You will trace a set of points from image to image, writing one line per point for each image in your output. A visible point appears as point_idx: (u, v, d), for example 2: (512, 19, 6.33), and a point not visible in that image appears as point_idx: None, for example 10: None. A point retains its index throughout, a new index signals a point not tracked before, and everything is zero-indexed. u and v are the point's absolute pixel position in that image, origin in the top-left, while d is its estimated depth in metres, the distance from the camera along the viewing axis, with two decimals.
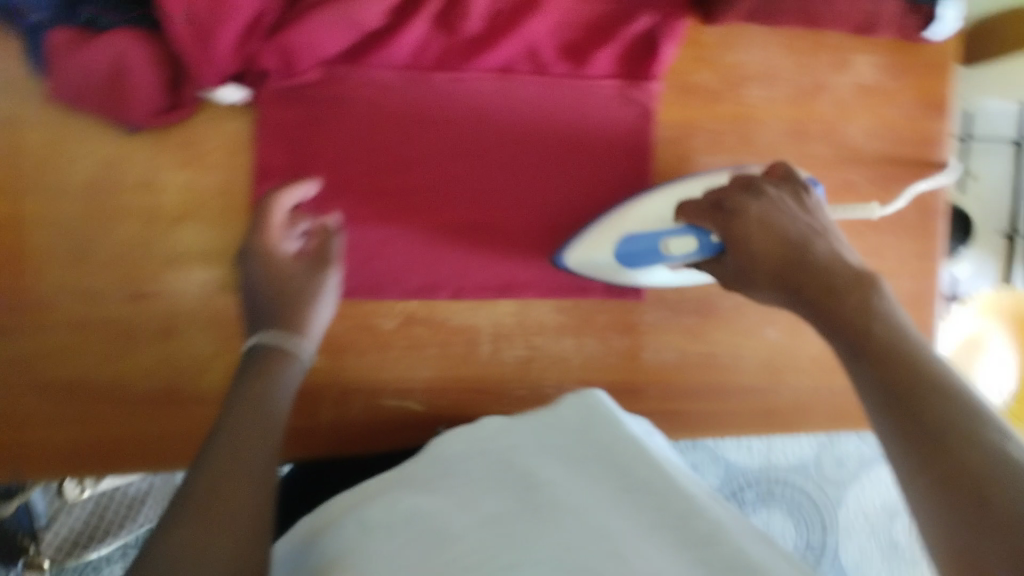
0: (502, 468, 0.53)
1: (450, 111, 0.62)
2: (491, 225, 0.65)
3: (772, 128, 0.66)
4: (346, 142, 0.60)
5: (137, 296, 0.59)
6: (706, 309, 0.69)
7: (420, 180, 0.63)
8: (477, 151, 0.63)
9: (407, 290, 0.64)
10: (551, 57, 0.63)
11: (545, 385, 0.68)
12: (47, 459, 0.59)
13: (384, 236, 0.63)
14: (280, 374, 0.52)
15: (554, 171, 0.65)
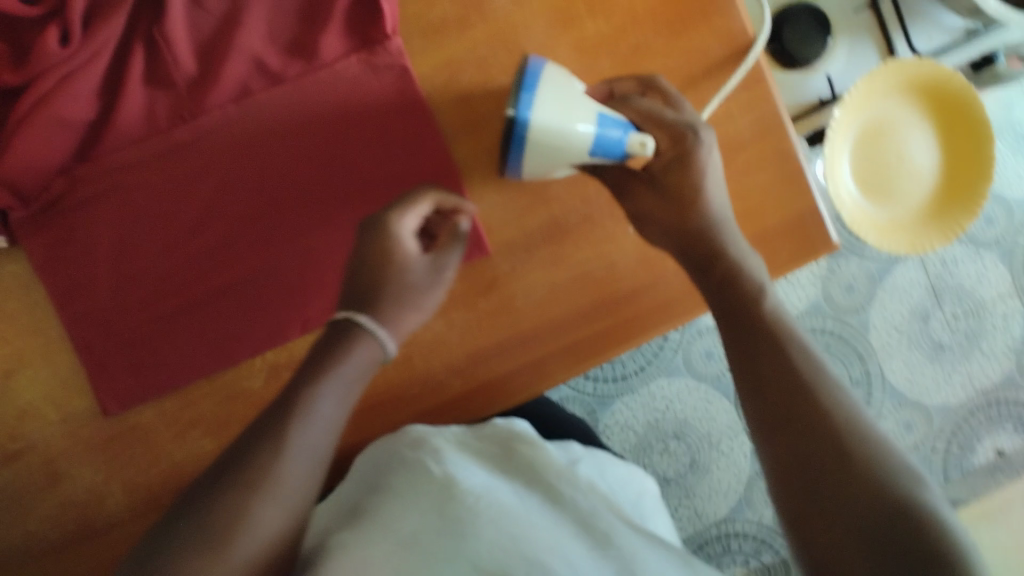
0: (426, 466, 0.57)
1: (207, 158, 0.60)
2: (303, 246, 0.61)
3: (533, 28, 0.62)
4: (122, 232, 0.60)
5: (12, 455, 0.61)
6: (558, 231, 0.65)
7: (212, 235, 0.61)
8: (255, 183, 0.61)
9: (254, 344, 0.61)
10: (278, 62, 0.60)
11: (435, 371, 0.65)
12: None
13: (206, 303, 0.61)
14: (356, 360, 0.52)
15: (343, 167, 0.61)
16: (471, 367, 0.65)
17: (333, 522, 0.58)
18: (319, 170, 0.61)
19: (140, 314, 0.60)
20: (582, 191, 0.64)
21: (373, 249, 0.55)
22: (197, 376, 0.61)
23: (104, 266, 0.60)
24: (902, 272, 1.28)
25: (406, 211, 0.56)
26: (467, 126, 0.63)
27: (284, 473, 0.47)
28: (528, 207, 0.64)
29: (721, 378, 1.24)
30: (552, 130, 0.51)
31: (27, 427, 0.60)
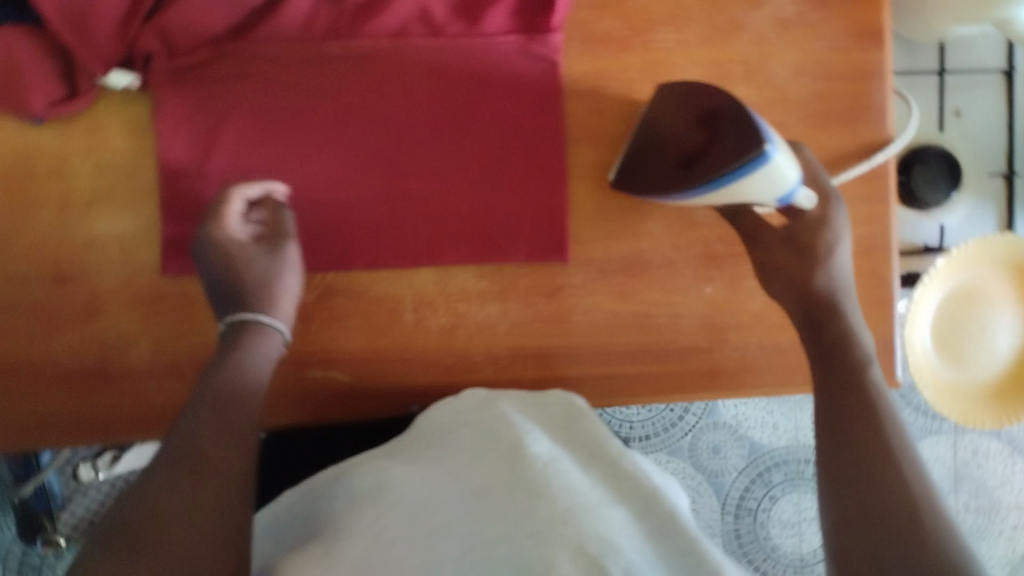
0: (496, 436, 0.55)
1: (348, 79, 0.62)
2: (400, 191, 0.63)
3: (686, 71, 0.63)
4: (245, 116, 0.61)
5: (61, 279, 0.62)
6: (637, 268, 0.65)
7: (325, 150, 0.63)
8: (382, 118, 0.63)
9: (322, 261, 0.64)
10: (444, 17, 0.62)
11: (474, 353, 0.65)
12: None
13: (293, 209, 0.63)
14: (255, 349, 0.56)
15: (465, 134, 0.63)
16: (507, 363, 0.65)
17: (392, 461, 0.55)
18: (444, 128, 0.63)
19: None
20: (675, 240, 0.64)
21: (211, 259, 0.59)
22: None
23: (218, 141, 0.62)
24: (931, 444, 1.24)
25: (226, 213, 0.59)
26: (591, 137, 0.64)
27: (207, 449, 0.48)
28: (619, 234, 0.65)
29: (719, 477, 1.23)
30: (777, 176, 0.48)
31: (89, 260, 0.62)
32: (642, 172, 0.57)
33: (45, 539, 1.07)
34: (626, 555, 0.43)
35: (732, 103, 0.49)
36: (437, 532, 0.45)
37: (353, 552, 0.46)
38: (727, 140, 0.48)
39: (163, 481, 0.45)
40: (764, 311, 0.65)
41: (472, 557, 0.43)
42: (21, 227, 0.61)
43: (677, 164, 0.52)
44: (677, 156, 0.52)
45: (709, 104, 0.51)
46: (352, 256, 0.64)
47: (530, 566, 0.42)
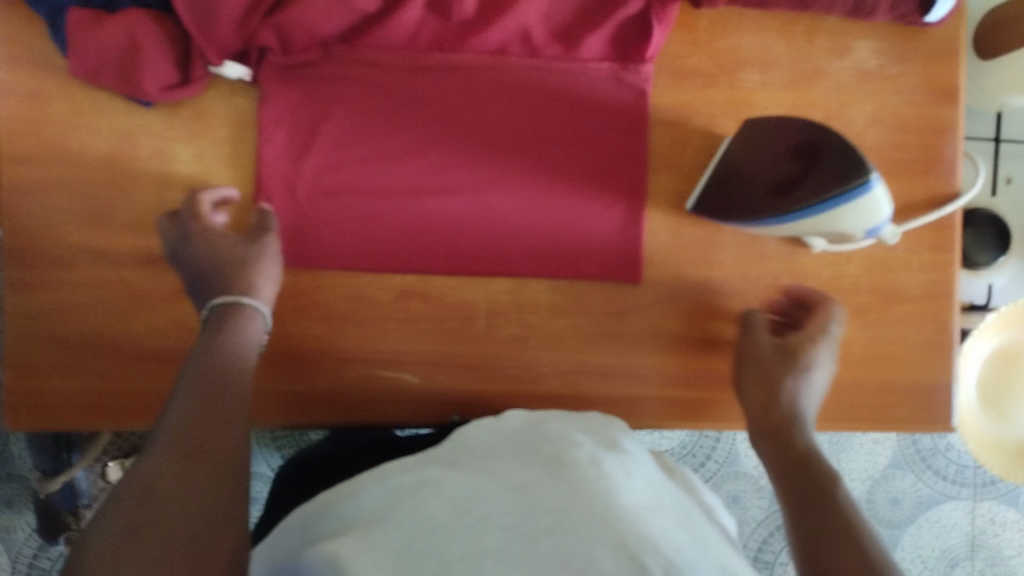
0: (537, 449, 0.51)
1: (446, 91, 0.65)
2: (486, 201, 0.65)
3: (768, 110, 0.66)
4: (345, 116, 0.64)
5: (149, 259, 0.64)
6: (707, 296, 0.66)
7: (416, 155, 0.65)
8: (474, 130, 0.65)
9: (402, 263, 0.65)
10: (543, 40, 0.65)
11: (541, 364, 0.66)
12: (66, 407, 0.64)
13: (381, 209, 0.65)
14: (240, 330, 0.58)
15: (551, 152, 0.66)
16: (573, 377, 0.67)
17: (434, 458, 0.53)
18: (532, 144, 0.65)
19: (324, 192, 0.64)
20: (746, 270, 0.66)
21: (199, 254, 0.60)
22: (340, 267, 0.65)
23: (317, 136, 0.64)
24: (949, 509, 1.26)
25: (204, 214, 0.62)
26: (673, 165, 0.66)
27: (192, 445, 0.48)
28: (693, 261, 0.66)
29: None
30: (881, 205, 0.50)
31: None
32: (726, 201, 0.59)
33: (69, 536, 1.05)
34: (665, 554, 0.41)
35: (830, 133, 0.51)
36: (479, 524, 0.43)
37: (390, 540, 0.43)
38: (829, 167, 0.50)
39: (139, 484, 0.44)
40: None
41: (516, 549, 0.41)
42: (116, 205, 0.63)
43: (769, 192, 0.54)
44: (768, 184, 0.54)
45: (798, 135, 0.53)
46: (432, 259, 0.65)
47: (579, 563, 0.40)
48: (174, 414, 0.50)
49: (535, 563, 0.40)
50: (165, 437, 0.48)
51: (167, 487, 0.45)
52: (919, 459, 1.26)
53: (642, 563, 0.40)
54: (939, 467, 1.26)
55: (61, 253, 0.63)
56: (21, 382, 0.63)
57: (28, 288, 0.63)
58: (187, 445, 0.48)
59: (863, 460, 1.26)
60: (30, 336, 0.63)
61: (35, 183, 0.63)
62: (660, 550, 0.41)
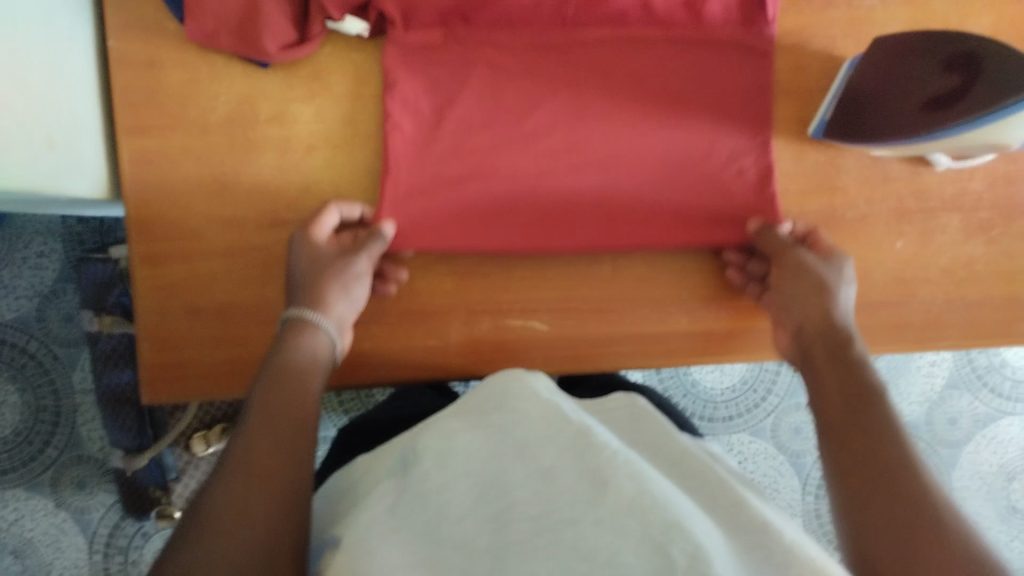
0: (563, 415, 0.45)
1: (568, 65, 0.64)
2: (613, 157, 0.65)
3: (887, 28, 0.66)
4: (469, 97, 0.63)
5: (277, 224, 0.63)
6: (831, 222, 0.66)
7: (544, 121, 0.64)
8: (596, 102, 0.65)
9: (536, 226, 0.64)
10: (664, 5, 0.64)
11: (669, 304, 0.67)
12: (205, 377, 0.64)
13: (510, 170, 0.64)
14: (306, 350, 0.54)
15: (675, 101, 0.65)
16: (701, 314, 0.67)
17: (454, 420, 0.47)
18: (654, 114, 0.65)
19: (452, 179, 0.63)
20: (869, 193, 0.67)
21: (296, 258, 0.58)
22: (475, 234, 0.64)
23: (442, 118, 0.63)
24: (1003, 426, 1.12)
25: (319, 223, 0.59)
26: (793, 92, 0.66)
27: (243, 491, 0.44)
28: (817, 189, 0.66)
29: (801, 458, 1.11)
30: None
31: (304, 204, 0.64)
32: (867, 127, 0.61)
33: (159, 511, 0.99)
34: (694, 539, 0.37)
35: (990, 44, 0.54)
36: (505, 514, 0.39)
37: (413, 536, 0.40)
38: (996, 71, 0.53)
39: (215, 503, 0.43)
40: (951, 266, 0.68)
41: (540, 541, 0.38)
42: (240, 170, 0.63)
43: (923, 109, 0.57)
44: (923, 101, 0.57)
45: (949, 52, 0.56)
46: (566, 240, 0.65)
47: (604, 558, 0.36)
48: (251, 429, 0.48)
49: (559, 556, 0.37)
50: (239, 450, 0.47)
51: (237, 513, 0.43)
52: (975, 376, 1.11)
53: (668, 556, 0.36)
54: (995, 385, 1.11)
55: (189, 223, 0.63)
56: (158, 355, 0.63)
57: (158, 260, 0.62)
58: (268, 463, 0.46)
59: (921, 380, 1.11)
60: (162, 309, 0.63)
61: (156, 155, 0.62)
62: (690, 536, 0.37)
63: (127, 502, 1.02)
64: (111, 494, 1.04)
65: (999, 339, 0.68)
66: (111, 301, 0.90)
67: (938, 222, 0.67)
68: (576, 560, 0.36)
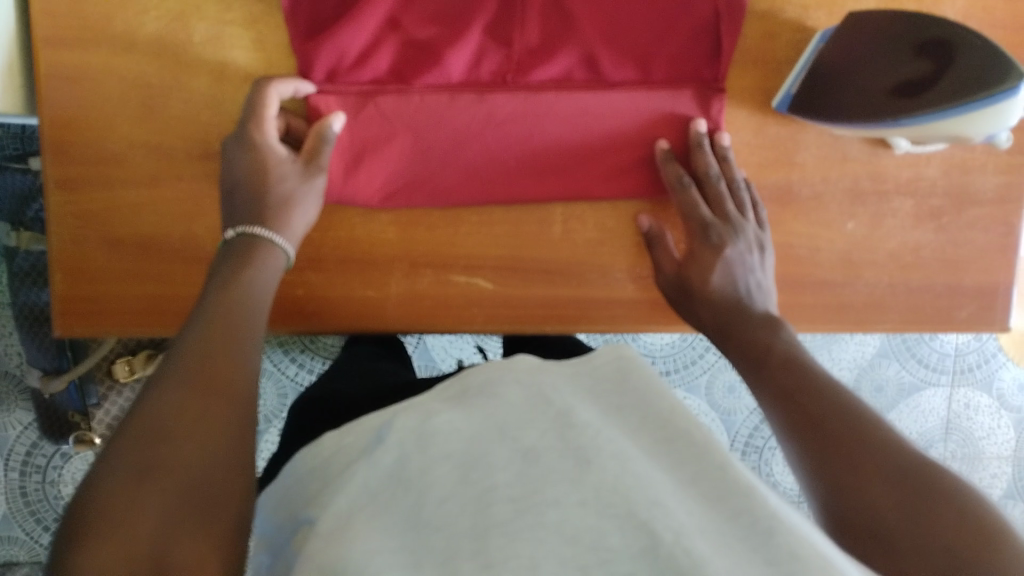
0: (543, 398, 0.43)
1: (510, 107, 0.60)
2: (546, 103, 0.61)
3: (863, 2, 0.63)
4: (397, 149, 0.60)
5: (207, 156, 0.59)
6: (784, 197, 0.65)
7: (478, 62, 0.60)
8: (538, 149, 0.61)
9: (472, 172, 0.61)
10: (611, 65, 0.61)
11: (616, 269, 0.65)
12: (122, 314, 0.60)
13: (441, 108, 0.60)
14: (264, 265, 0.52)
15: (618, 50, 0.61)
16: (648, 282, 0.65)
17: (435, 404, 0.44)
18: (600, 145, 0.62)
19: (383, 153, 0.60)
20: (825, 171, 0.65)
21: (245, 165, 0.55)
22: (400, 176, 0.60)
23: (362, 163, 0.60)
24: (925, 396, 1.14)
25: (265, 121, 0.55)
26: (760, 61, 0.63)
27: (175, 414, 0.38)
28: (774, 163, 0.65)
29: (731, 415, 1.12)
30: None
31: None
32: (830, 106, 0.58)
33: (77, 437, 0.93)
34: (679, 517, 0.34)
35: (966, 35, 0.53)
36: (486, 496, 0.37)
37: (392, 519, 0.37)
38: (971, 65, 0.52)
39: (116, 477, 0.35)
40: (899, 251, 0.67)
41: (523, 523, 0.35)
42: (169, 91, 0.58)
43: (892, 94, 0.55)
44: (894, 84, 0.55)
45: (924, 36, 0.54)
46: (504, 233, 0.63)
47: (589, 541, 0.34)
48: (171, 379, 0.40)
49: (545, 539, 0.34)
50: (162, 390, 0.39)
51: (162, 449, 0.36)
52: (904, 347, 1.13)
53: (653, 533, 0.34)
54: (923, 356, 1.13)
55: (109, 148, 0.58)
56: (72, 284, 0.59)
57: (75, 185, 0.58)
58: (186, 429, 0.37)
59: (850, 347, 1.12)
60: (78, 237, 0.59)
61: (76, 70, 0.57)
62: (672, 513, 0.35)
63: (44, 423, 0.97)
64: (29, 413, 0.99)
65: (937, 327, 0.68)
66: (29, 216, 0.85)
67: (891, 206, 0.67)
68: (560, 544, 0.34)
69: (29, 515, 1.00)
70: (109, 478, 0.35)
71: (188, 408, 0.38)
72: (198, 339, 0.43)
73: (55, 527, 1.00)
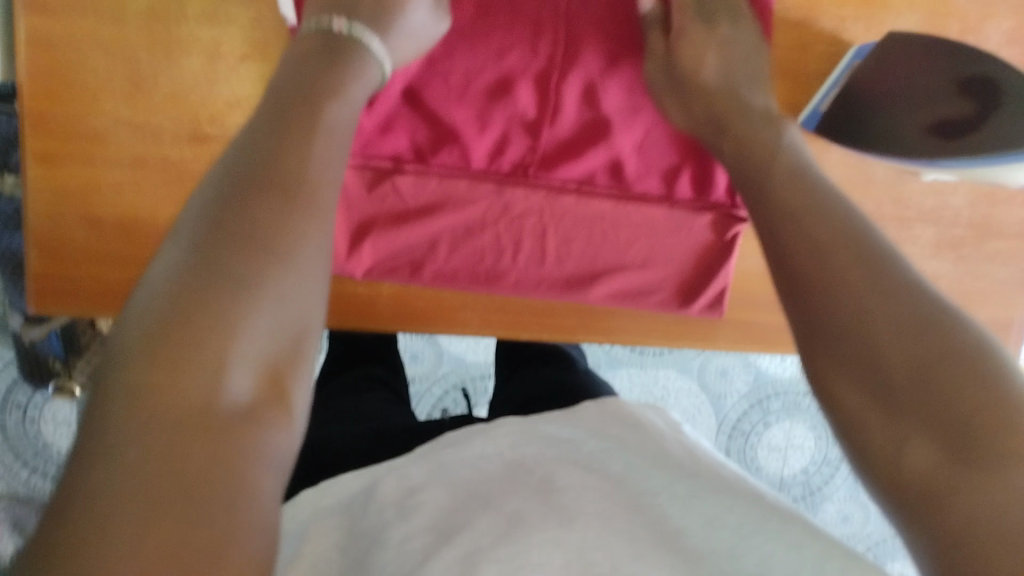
0: (524, 470, 0.44)
1: (526, 206, 0.59)
2: (564, 207, 0.59)
3: (904, 17, 0.59)
4: (407, 230, 0.58)
5: (197, 138, 0.56)
6: None
7: (499, 154, 0.59)
8: (550, 250, 0.60)
9: (476, 271, 0.59)
10: (633, 174, 0.61)
11: None
12: (108, 296, 0.58)
13: (455, 199, 0.58)
14: (291, 243, 0.38)
15: (641, 159, 0.61)
16: None
17: (419, 465, 0.45)
18: (612, 254, 0.61)
19: (394, 240, 0.58)
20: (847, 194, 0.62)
21: (288, 77, 0.45)
22: (400, 260, 0.59)
23: (365, 236, 0.58)
24: None
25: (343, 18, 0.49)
26: (790, 72, 0.59)
27: (191, 312, 0.34)
28: None
29: (721, 399, 1.10)
30: None
31: (231, 120, 0.56)
32: (858, 131, 0.55)
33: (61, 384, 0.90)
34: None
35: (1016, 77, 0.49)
36: (471, 556, 0.37)
37: None
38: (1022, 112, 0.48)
39: (118, 387, 0.32)
40: None
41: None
42: (159, 67, 0.54)
43: (927, 130, 0.51)
44: (929, 121, 0.51)
45: (970, 72, 0.51)
46: (504, 325, 0.62)
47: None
48: (183, 264, 0.36)
49: None
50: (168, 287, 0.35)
51: (166, 378, 0.32)
52: None
53: None
54: None
55: (93, 124, 0.55)
56: (50, 262, 0.56)
57: (54, 161, 0.55)
58: (206, 331, 0.34)
59: None
60: (57, 215, 0.56)
61: (58, 36, 0.53)
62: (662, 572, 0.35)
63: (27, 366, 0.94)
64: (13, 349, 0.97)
65: None
66: None
67: (911, 233, 0.64)
68: None
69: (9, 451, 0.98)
70: (113, 401, 0.32)
71: (209, 310, 0.34)
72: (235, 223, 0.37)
73: (34, 463, 0.98)
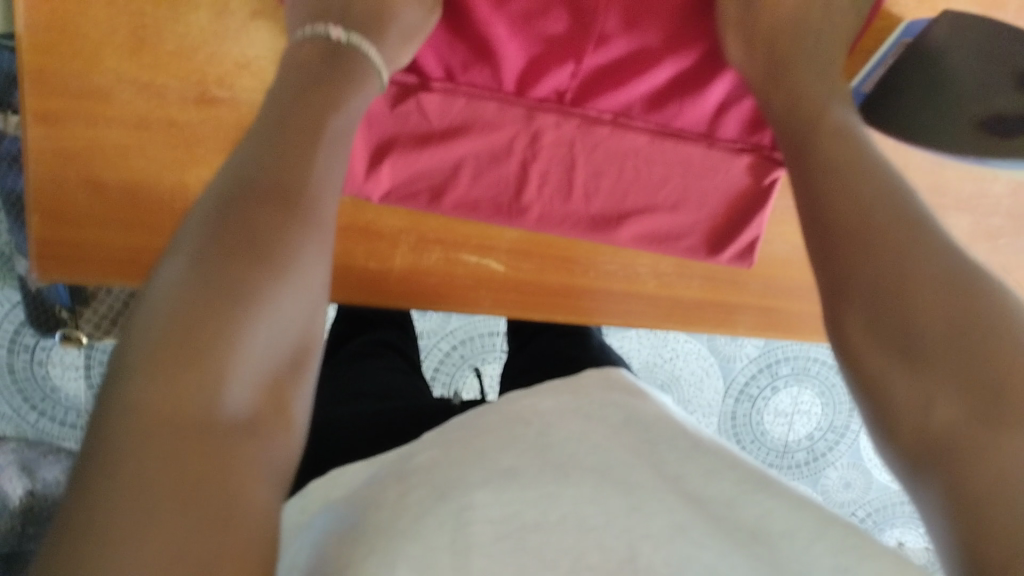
0: (524, 418, 0.40)
1: (555, 136, 0.56)
2: (594, 137, 0.56)
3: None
4: (428, 153, 0.55)
5: (204, 98, 0.53)
6: None
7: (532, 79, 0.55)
8: (578, 184, 0.57)
9: (498, 202, 0.57)
10: (673, 106, 0.56)
11: (639, 263, 0.61)
12: (110, 261, 0.56)
13: (481, 125, 0.55)
14: (286, 248, 0.37)
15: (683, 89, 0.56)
16: (671, 278, 0.61)
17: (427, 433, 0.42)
18: (642, 191, 0.58)
19: (413, 166, 0.55)
20: None
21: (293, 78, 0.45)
22: (419, 188, 0.56)
23: (385, 157, 0.55)
24: None
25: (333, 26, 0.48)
26: None
27: (192, 323, 0.33)
28: None
29: (731, 362, 1.06)
30: None
31: (240, 83, 0.54)
32: (907, 118, 0.53)
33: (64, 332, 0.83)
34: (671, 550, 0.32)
35: None
36: (463, 515, 0.34)
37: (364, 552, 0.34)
38: None
39: (121, 404, 0.31)
40: None
41: (504, 546, 0.33)
42: (163, 24, 0.51)
43: (977, 125, 0.52)
44: (978, 117, 0.51)
45: None
46: (524, 266, 0.60)
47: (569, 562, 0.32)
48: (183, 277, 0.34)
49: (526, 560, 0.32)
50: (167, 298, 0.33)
51: (164, 386, 0.31)
52: None
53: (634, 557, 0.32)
54: None
55: (93, 83, 0.52)
56: (51, 226, 0.54)
57: (53, 121, 0.52)
58: (208, 336, 0.32)
59: None
60: (58, 178, 0.53)
61: None
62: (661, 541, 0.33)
63: (32, 313, 0.89)
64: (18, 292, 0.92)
65: None
66: None
67: (946, 221, 0.61)
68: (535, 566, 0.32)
69: (17, 393, 0.94)
70: (111, 415, 0.31)
71: (209, 318, 0.33)
72: (239, 234, 0.36)
73: (43, 407, 0.94)
